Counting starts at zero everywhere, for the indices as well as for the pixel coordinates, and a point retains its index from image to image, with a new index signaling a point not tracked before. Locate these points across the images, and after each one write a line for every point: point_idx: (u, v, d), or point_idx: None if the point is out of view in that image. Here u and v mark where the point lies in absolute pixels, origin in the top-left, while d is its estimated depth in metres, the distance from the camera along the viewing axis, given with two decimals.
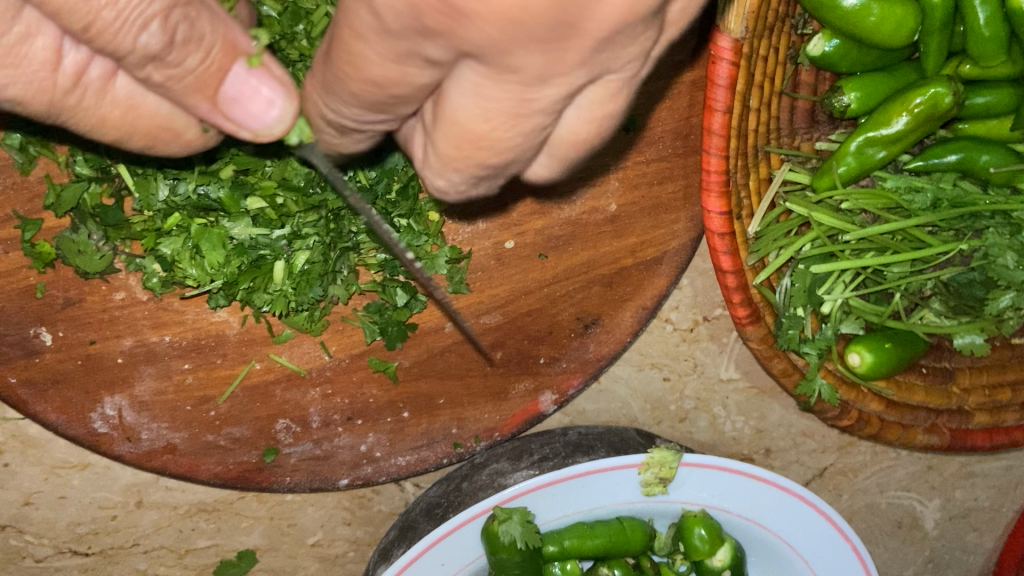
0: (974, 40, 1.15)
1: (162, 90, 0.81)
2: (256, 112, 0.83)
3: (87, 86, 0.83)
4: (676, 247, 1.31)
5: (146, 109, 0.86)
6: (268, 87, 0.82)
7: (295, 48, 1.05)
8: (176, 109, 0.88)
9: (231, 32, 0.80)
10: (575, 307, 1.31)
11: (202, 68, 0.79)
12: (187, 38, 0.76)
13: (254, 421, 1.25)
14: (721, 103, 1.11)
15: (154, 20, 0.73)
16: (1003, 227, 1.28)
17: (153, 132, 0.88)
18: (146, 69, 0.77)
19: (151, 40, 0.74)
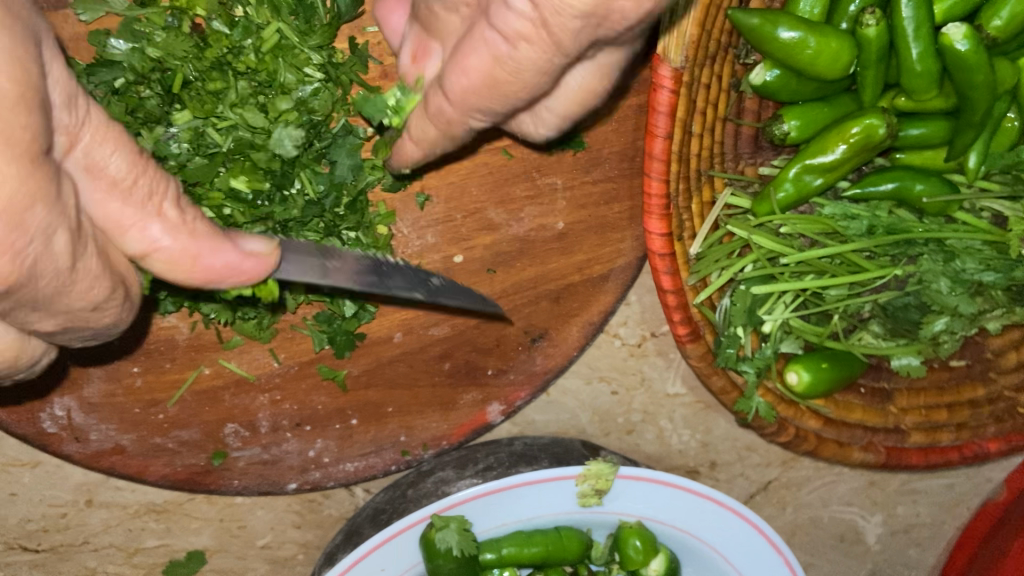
0: (908, 74, 1.19)
1: (117, 217, 0.79)
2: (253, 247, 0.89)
3: (56, 232, 0.72)
4: (622, 265, 1.34)
5: (52, 253, 0.73)
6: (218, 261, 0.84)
7: (242, 62, 1.08)
8: (106, 262, 0.80)
9: (202, 252, 0.83)
10: (524, 320, 1.34)
11: (190, 221, 0.83)
12: (106, 140, 0.78)
13: (202, 425, 1.28)
14: (661, 129, 1.16)
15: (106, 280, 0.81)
16: (937, 253, 1.33)
17: (83, 288, 0.78)
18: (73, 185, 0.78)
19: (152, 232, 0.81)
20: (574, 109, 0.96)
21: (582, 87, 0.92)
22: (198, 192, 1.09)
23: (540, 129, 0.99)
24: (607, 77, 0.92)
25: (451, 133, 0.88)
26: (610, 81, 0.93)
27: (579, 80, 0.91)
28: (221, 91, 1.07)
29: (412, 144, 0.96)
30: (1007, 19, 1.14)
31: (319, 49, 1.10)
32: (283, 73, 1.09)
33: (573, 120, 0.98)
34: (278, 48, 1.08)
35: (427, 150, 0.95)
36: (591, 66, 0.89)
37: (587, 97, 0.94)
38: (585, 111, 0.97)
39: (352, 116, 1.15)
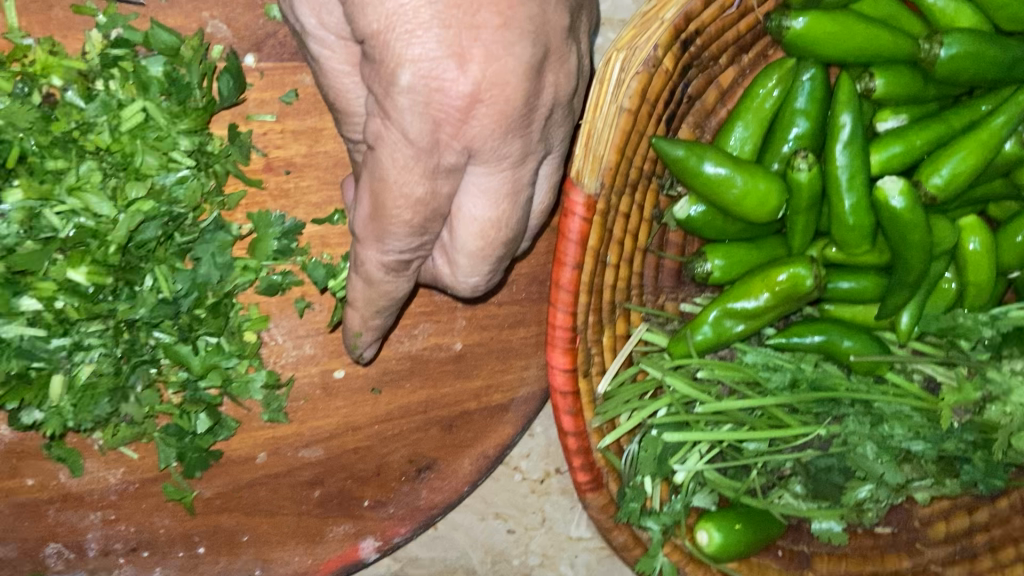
0: (839, 226, 1.10)
1: None
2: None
3: None
4: (524, 395, 1.22)
5: None
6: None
7: (92, 140, 0.96)
8: None
9: None
10: (408, 449, 1.20)
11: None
12: None
13: (18, 543, 1.09)
14: (571, 257, 1.05)
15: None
16: (864, 416, 1.22)
17: None
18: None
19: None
20: (503, 235, 0.86)
21: (481, 213, 0.84)
22: (23, 279, 0.96)
23: (468, 277, 0.89)
24: (505, 207, 0.84)
25: (372, 282, 0.89)
26: (515, 212, 0.85)
27: (476, 202, 0.83)
28: (63, 170, 0.96)
29: (354, 308, 0.94)
30: (948, 177, 1.06)
31: (189, 134, 0.99)
32: (142, 155, 0.97)
33: (495, 261, 0.88)
34: (140, 128, 0.97)
35: (368, 311, 0.93)
36: (477, 187, 0.83)
37: (497, 230, 0.85)
38: (512, 240, 0.87)
39: (226, 210, 1.02)
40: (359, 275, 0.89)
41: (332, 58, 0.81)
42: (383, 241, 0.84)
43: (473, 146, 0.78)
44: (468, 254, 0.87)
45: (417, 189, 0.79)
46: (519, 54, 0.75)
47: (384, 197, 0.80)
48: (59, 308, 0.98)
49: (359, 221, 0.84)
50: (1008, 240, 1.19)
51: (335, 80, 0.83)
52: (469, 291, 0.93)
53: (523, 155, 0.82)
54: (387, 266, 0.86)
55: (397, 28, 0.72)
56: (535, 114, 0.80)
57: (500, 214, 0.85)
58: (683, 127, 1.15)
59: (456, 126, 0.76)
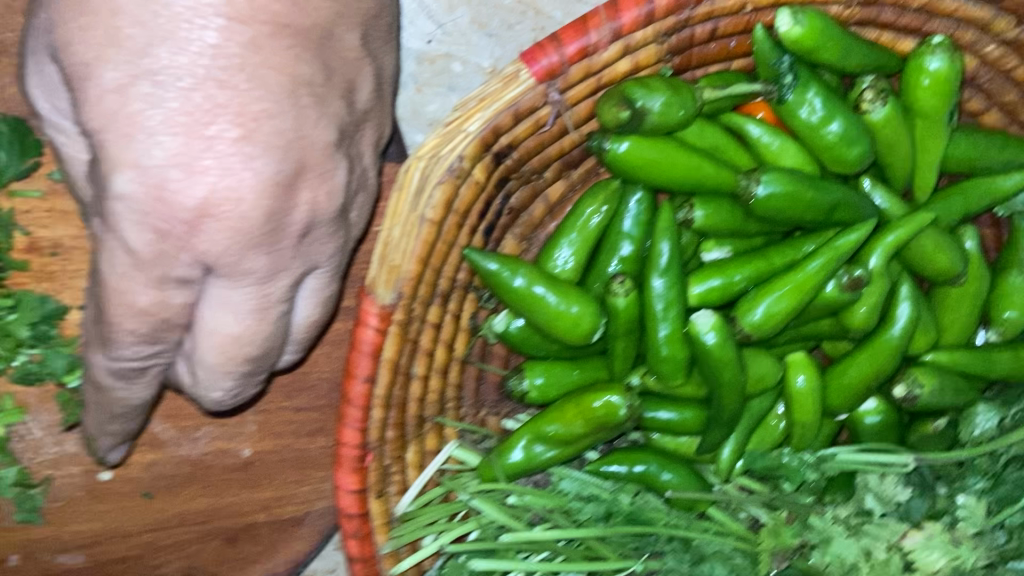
0: (654, 356, 1.05)
1: None
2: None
3: None
4: (320, 508, 1.12)
5: None
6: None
7: None
8: None
9: None
10: (185, 561, 1.09)
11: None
12: None
13: None
14: (363, 370, 0.98)
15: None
16: (683, 553, 1.13)
17: None
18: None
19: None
20: (244, 352, 0.84)
21: (219, 330, 0.82)
22: None
23: (210, 390, 0.87)
24: (246, 325, 0.82)
25: (103, 387, 0.87)
26: (260, 329, 0.84)
27: (213, 317, 0.81)
28: None
29: (94, 412, 0.92)
30: (764, 316, 1.02)
31: None
32: None
33: (237, 377, 0.86)
34: None
35: (107, 418, 0.91)
36: (215, 302, 0.80)
37: (237, 348, 0.83)
38: (255, 356, 0.86)
39: None
40: (93, 377, 0.87)
41: (68, 148, 0.79)
42: (111, 348, 0.82)
43: (206, 261, 0.76)
44: (206, 367, 0.85)
45: (142, 299, 0.77)
46: (257, 171, 0.74)
47: (107, 303, 0.78)
48: None
49: (90, 323, 0.82)
50: (835, 381, 1.14)
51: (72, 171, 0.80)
52: (217, 405, 0.91)
53: (266, 273, 0.80)
54: (118, 373, 0.84)
55: (121, 132, 0.72)
56: (282, 233, 0.79)
57: (243, 330, 0.82)
58: (508, 238, 1.11)
59: (184, 238, 0.74)
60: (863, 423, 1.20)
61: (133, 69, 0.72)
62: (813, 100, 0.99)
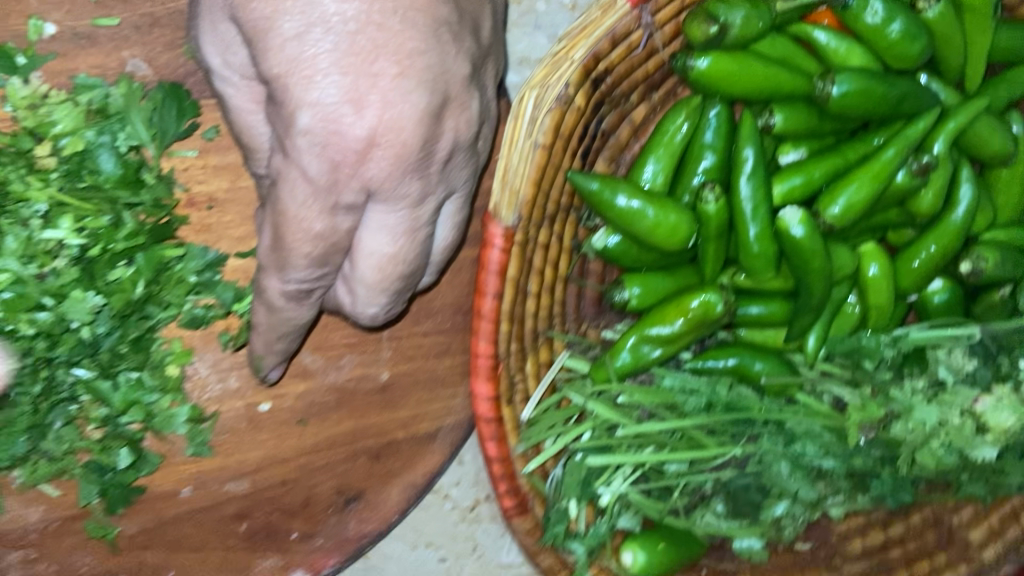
0: (745, 253, 1.15)
1: None
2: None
3: None
4: (450, 424, 1.24)
5: None
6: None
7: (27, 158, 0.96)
8: None
9: None
10: (336, 480, 1.21)
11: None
12: None
13: None
14: (491, 288, 1.09)
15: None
16: (777, 435, 1.26)
17: None
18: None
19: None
20: (399, 268, 0.94)
21: (379, 250, 0.91)
22: None
23: (367, 306, 0.97)
24: (402, 243, 0.92)
25: (273, 309, 0.96)
26: (414, 247, 0.93)
27: (374, 238, 0.91)
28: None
29: (258, 334, 1.01)
30: (844, 208, 1.12)
31: (116, 155, 0.98)
32: (75, 179, 0.98)
33: (391, 292, 0.96)
34: (77, 154, 0.97)
35: (271, 339, 1.01)
36: (376, 224, 0.90)
37: (394, 264, 0.93)
38: (406, 272, 0.95)
39: (153, 242, 1.00)
40: (263, 301, 0.96)
41: (237, 97, 0.89)
42: (284, 273, 0.91)
43: (372, 187, 0.85)
44: (367, 286, 0.94)
45: (316, 225, 0.86)
46: (415, 101, 0.82)
47: (285, 230, 0.86)
48: None
49: (264, 254, 0.91)
50: (905, 266, 1.25)
51: (240, 117, 0.89)
52: (370, 320, 1.01)
53: (419, 196, 0.89)
54: (288, 295, 0.93)
55: (302, 75, 0.80)
56: (432, 158, 0.88)
57: (398, 250, 0.92)
58: (600, 160, 1.19)
59: (354, 167, 0.83)
60: (931, 303, 1.31)
61: (307, 18, 0.80)
62: (875, 3, 1.09)
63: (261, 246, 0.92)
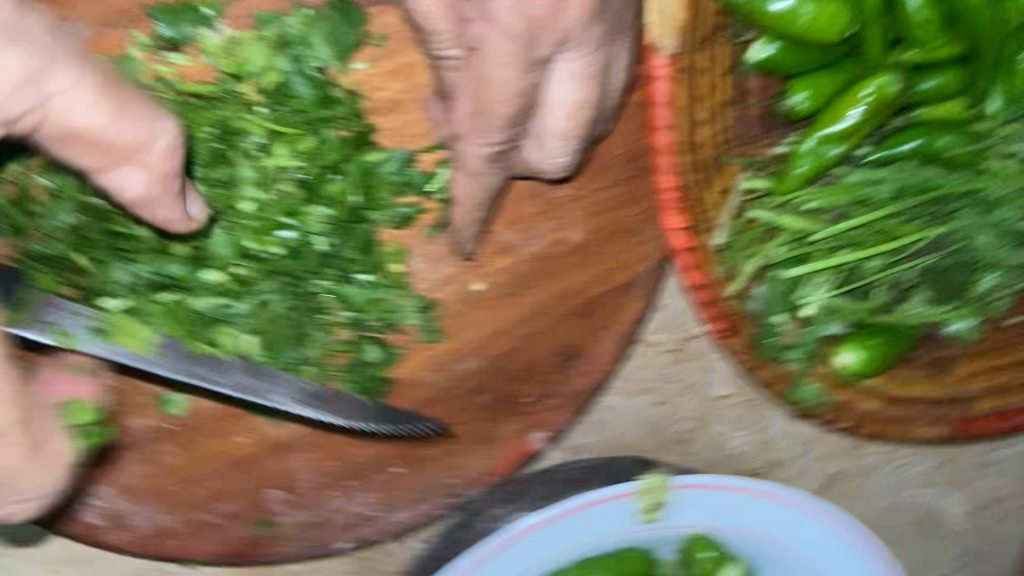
0: (910, 24, 1.14)
1: None
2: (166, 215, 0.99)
3: None
4: (645, 269, 1.27)
5: None
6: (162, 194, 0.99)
7: (239, 98, 1.06)
8: None
9: None
10: (553, 341, 1.29)
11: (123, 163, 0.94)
12: None
13: (242, 494, 1.26)
14: (665, 122, 1.13)
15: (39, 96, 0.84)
16: (976, 206, 1.25)
17: None
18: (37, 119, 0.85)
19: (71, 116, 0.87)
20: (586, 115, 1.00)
21: (566, 98, 0.97)
22: (208, 255, 1.09)
23: (557, 158, 1.03)
24: (586, 89, 0.97)
25: (473, 176, 1.04)
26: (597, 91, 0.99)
27: (560, 88, 0.96)
28: (218, 124, 1.05)
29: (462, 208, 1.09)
30: None
31: (308, 80, 1.05)
32: (278, 108, 1.06)
33: (578, 140, 1.02)
34: (275, 85, 1.05)
35: (472, 210, 1.09)
36: (562, 74, 0.95)
37: (581, 111, 0.99)
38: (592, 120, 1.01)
39: (358, 150, 1.09)
40: (464, 169, 1.04)
41: None
42: (486, 133, 0.99)
43: (564, 37, 0.92)
44: (557, 137, 1.00)
45: (516, 82, 0.93)
46: None
47: (488, 89, 0.94)
48: (239, 275, 1.09)
49: (465, 119, 0.99)
50: None
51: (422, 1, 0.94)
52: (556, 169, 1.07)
53: (600, 40, 0.95)
54: (488, 156, 1.01)
55: None
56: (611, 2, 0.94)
57: (583, 96, 0.97)
58: None
59: (548, 19, 0.90)
60: None
61: None
62: None
63: (461, 113, 0.99)
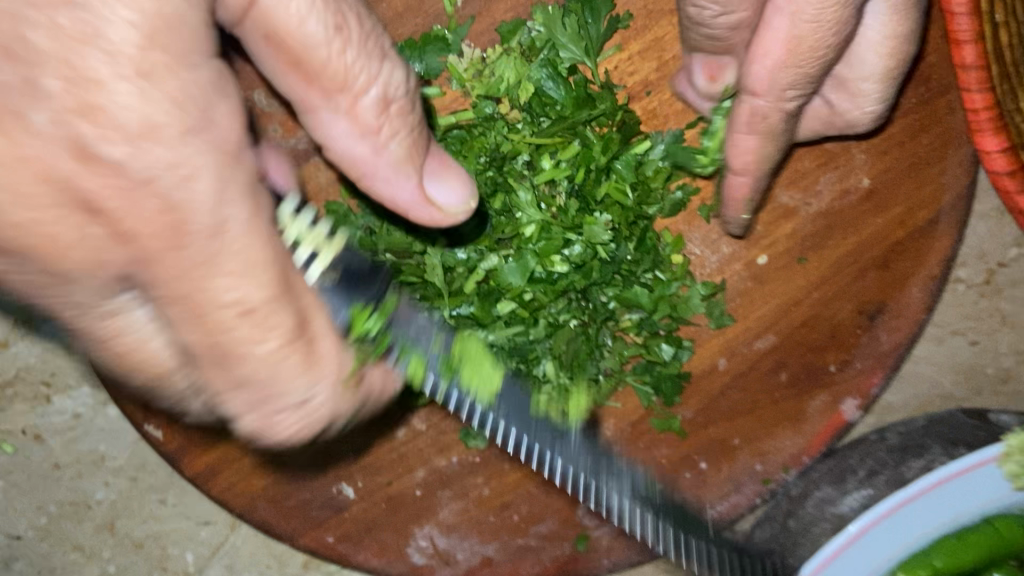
0: None
1: None
2: (411, 190, 0.89)
3: None
4: (950, 202, 1.11)
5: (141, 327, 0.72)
6: (459, 174, 0.91)
7: (500, 118, 1.02)
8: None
9: None
10: (854, 302, 1.16)
11: (414, 132, 0.87)
12: None
13: (557, 514, 1.22)
14: (965, 33, 1.03)
15: (380, 89, 0.82)
16: None
17: None
18: (366, 87, 0.82)
19: (375, 93, 0.82)
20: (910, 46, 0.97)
21: (886, 35, 0.95)
22: (496, 287, 1.05)
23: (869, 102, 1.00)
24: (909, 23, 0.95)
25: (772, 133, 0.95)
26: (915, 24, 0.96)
27: (878, 26, 0.95)
28: (481, 150, 1.02)
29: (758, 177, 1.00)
30: None
31: (565, 82, 1.01)
32: (539, 119, 1.02)
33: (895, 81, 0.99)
34: (532, 95, 1.01)
35: (755, 171, 0.99)
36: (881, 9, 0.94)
37: (900, 47, 0.96)
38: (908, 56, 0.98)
39: (626, 143, 1.03)
40: (752, 133, 0.95)
41: None
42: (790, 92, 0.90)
43: None
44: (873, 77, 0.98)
45: (842, 32, 0.84)
46: None
47: (812, 40, 0.85)
48: (529, 299, 1.05)
49: (772, 82, 0.89)
50: None
51: None
52: (864, 104, 1.01)
53: None
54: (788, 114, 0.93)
55: None
56: None
57: (898, 30, 0.95)
58: None
59: None
60: None
61: None
62: None
63: (761, 77, 0.89)
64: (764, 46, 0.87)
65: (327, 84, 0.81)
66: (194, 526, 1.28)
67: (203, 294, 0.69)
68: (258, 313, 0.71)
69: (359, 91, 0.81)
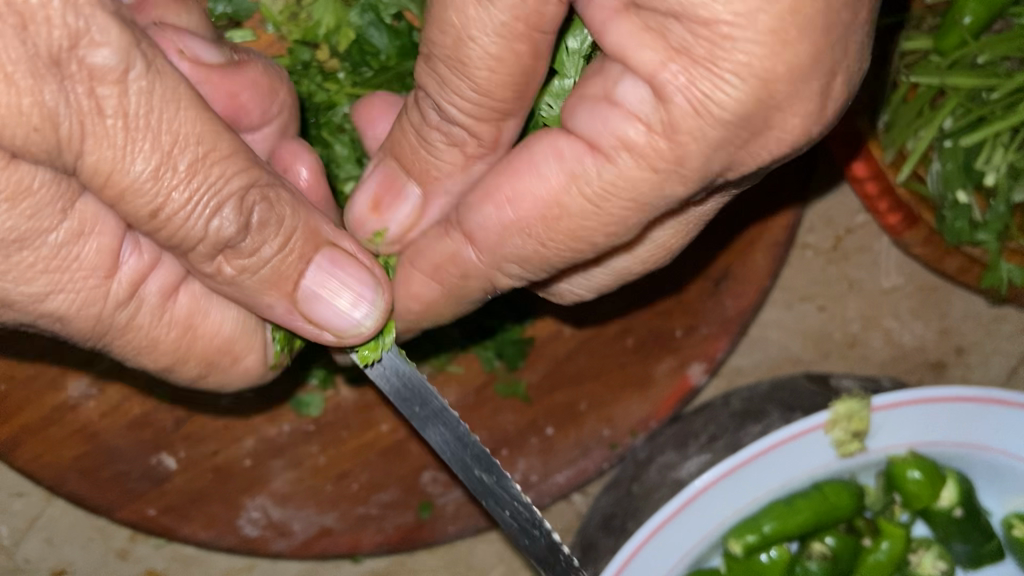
0: None
1: None
2: (335, 308, 0.77)
3: None
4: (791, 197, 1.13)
5: (99, 322, 0.73)
6: (354, 278, 0.78)
7: (318, 65, 0.97)
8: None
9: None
10: (697, 266, 1.17)
11: (277, 262, 0.74)
12: None
13: (400, 481, 1.17)
14: None
15: (229, 202, 0.68)
16: None
17: None
18: (216, 261, 0.72)
19: (225, 224, 0.68)
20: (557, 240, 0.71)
21: (557, 213, 0.69)
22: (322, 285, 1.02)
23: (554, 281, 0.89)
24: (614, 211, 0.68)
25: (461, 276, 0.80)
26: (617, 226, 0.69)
27: (549, 185, 0.68)
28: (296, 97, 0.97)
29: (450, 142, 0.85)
30: None
31: (386, 26, 0.94)
32: (359, 69, 0.97)
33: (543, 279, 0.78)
34: (353, 41, 0.95)
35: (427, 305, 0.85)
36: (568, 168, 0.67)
37: (570, 233, 0.70)
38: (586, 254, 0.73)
39: None
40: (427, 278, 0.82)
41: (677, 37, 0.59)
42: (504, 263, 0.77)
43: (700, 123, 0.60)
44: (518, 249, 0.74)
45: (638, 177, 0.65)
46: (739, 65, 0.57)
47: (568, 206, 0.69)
48: None
49: (500, 246, 0.74)
50: None
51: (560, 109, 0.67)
52: (561, 300, 0.94)
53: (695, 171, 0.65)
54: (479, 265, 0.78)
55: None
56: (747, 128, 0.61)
57: (562, 202, 0.68)
58: None
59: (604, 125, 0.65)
60: None
61: None
62: None
63: (483, 219, 0.73)
64: (502, 186, 0.71)
65: (193, 258, 0.71)
66: (7, 497, 1.23)
67: (143, 349, 0.77)
68: (181, 366, 0.81)
69: (166, 207, 0.65)
